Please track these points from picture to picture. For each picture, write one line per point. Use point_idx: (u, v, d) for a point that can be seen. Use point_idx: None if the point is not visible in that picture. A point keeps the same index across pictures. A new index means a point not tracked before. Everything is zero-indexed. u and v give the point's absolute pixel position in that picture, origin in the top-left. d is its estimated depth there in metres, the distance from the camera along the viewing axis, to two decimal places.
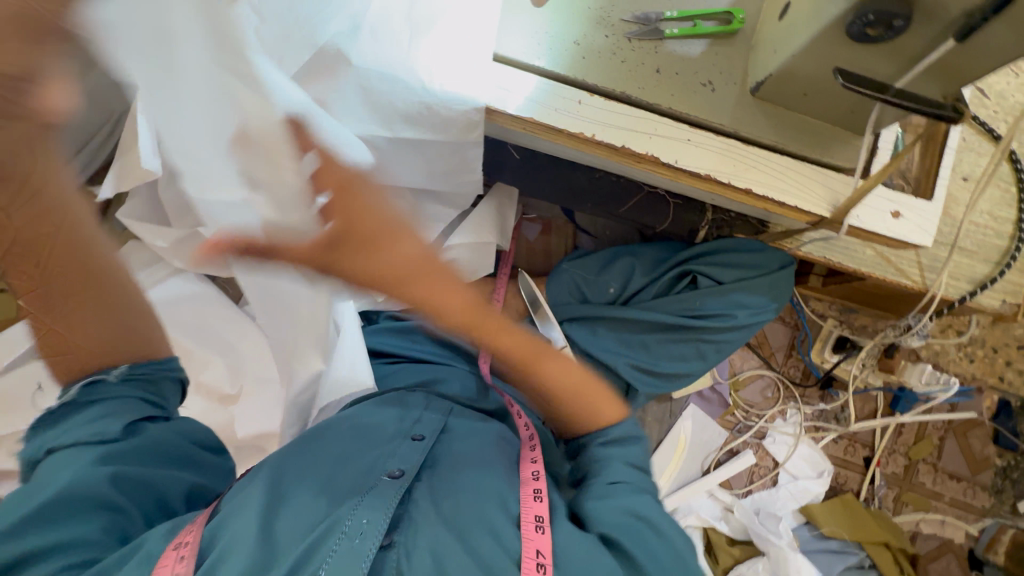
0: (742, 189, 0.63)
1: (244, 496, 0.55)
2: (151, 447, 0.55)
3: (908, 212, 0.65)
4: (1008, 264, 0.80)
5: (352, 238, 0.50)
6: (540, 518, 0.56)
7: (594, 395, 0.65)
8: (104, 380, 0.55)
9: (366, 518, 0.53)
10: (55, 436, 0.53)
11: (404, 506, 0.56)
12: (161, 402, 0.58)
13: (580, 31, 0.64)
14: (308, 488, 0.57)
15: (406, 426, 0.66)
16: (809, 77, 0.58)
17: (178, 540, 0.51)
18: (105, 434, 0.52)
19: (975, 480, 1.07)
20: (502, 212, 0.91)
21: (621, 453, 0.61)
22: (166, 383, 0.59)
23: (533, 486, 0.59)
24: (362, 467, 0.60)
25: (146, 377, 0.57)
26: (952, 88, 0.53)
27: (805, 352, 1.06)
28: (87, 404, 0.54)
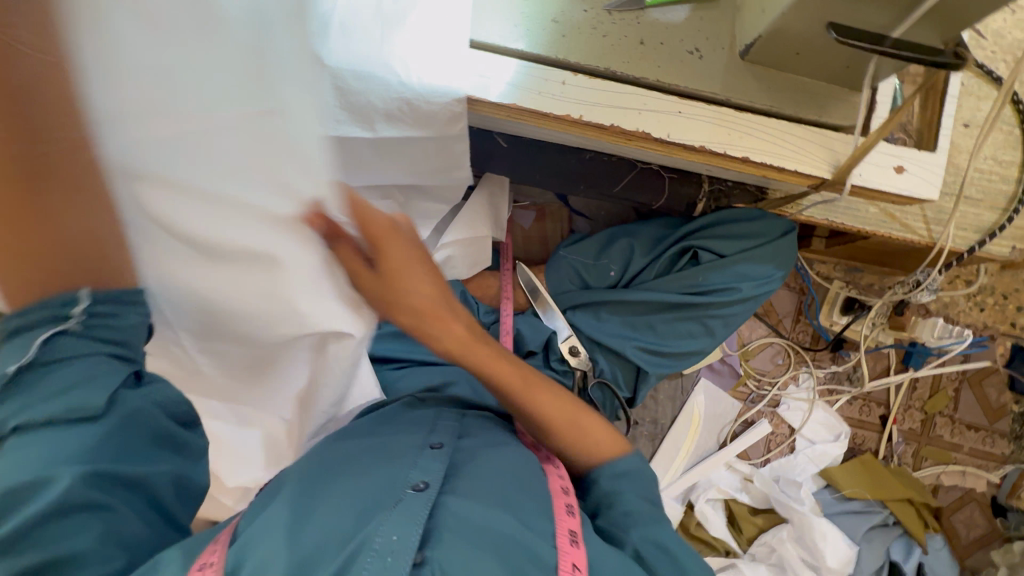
0: (738, 159, 0.62)
1: (259, 525, 0.52)
2: (126, 423, 0.49)
3: (911, 165, 0.62)
4: (1016, 210, 0.78)
5: (383, 257, 0.47)
6: (574, 531, 0.56)
7: (588, 422, 0.67)
8: (65, 333, 0.46)
9: (395, 535, 0.49)
10: (22, 411, 0.45)
11: (433, 517, 0.53)
12: (132, 356, 0.49)
13: (556, 8, 0.61)
14: (330, 505, 0.53)
15: (424, 437, 0.63)
16: (800, 35, 0.55)
17: (202, 562, 0.48)
18: (79, 411, 0.46)
19: (993, 429, 1.06)
20: (494, 203, 0.89)
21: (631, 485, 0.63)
22: (137, 335, 0.49)
23: (565, 501, 0.60)
24: (382, 481, 0.56)
25: (111, 326, 0.48)
26: (952, 32, 0.50)
27: (813, 315, 1.04)
28: (50, 368, 0.46)
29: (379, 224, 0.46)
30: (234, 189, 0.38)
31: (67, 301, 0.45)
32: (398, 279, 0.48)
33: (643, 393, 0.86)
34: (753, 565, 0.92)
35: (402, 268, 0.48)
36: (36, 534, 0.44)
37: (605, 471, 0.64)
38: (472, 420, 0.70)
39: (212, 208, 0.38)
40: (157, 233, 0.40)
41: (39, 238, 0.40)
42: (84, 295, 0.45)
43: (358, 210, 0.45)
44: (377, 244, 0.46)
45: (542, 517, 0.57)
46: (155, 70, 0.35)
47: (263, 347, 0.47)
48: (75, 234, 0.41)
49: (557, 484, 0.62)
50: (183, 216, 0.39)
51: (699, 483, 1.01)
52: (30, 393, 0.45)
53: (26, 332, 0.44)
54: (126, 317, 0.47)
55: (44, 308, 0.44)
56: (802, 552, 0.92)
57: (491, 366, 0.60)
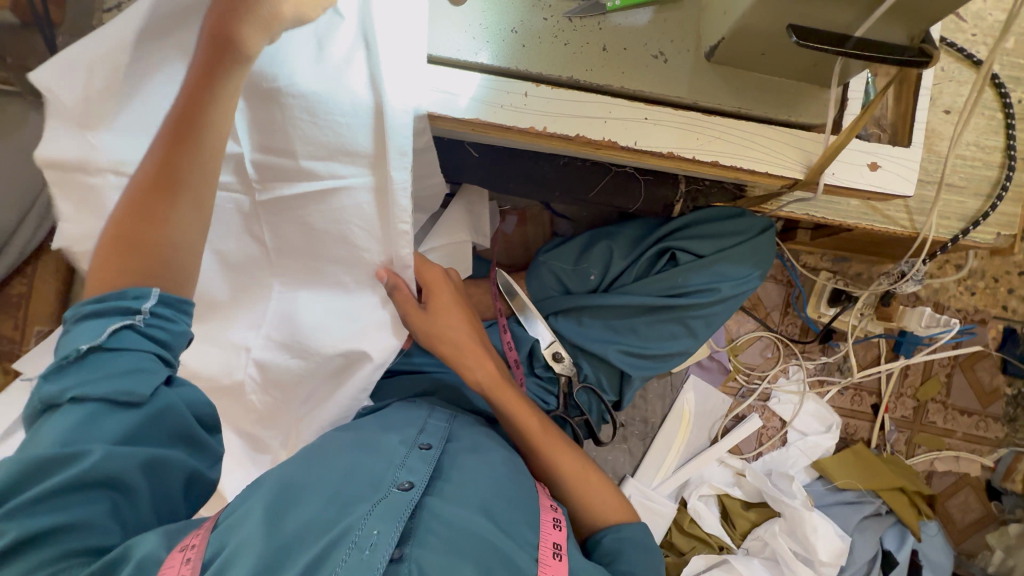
0: (707, 163, 0.60)
1: (242, 513, 0.53)
2: (160, 416, 0.48)
3: (886, 162, 0.61)
4: (999, 196, 0.77)
5: (432, 296, 0.70)
6: (558, 545, 0.59)
7: (593, 476, 0.72)
8: (130, 327, 0.47)
9: (377, 530, 0.51)
10: (78, 382, 0.45)
11: (416, 519, 0.55)
12: (173, 360, 0.50)
13: (516, 18, 0.60)
14: (316, 500, 0.55)
15: (413, 436, 0.65)
16: (764, 35, 0.54)
17: (184, 544, 0.48)
18: (131, 394, 0.46)
19: (986, 413, 1.06)
20: (474, 210, 0.87)
21: (633, 549, 0.66)
22: (182, 342, 0.51)
23: (552, 516, 0.63)
24: (369, 478, 0.57)
25: (163, 334, 0.49)
26: (917, 29, 0.49)
27: (801, 307, 1.04)
28: (112, 352, 0.46)
29: (433, 276, 0.71)
30: (349, 239, 0.65)
31: (138, 294, 0.48)
32: (440, 311, 0.70)
33: (629, 396, 0.85)
34: (746, 562, 0.93)
35: (441, 310, 0.70)
36: (46, 501, 0.43)
37: (606, 534, 0.68)
38: (461, 422, 0.71)
39: (342, 249, 0.66)
40: (295, 265, 0.68)
41: (146, 238, 0.49)
42: (156, 293, 0.49)
43: (418, 263, 0.71)
44: (430, 292, 0.70)
45: (523, 526, 0.58)
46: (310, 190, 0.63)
47: (323, 358, 0.68)
48: (167, 245, 0.49)
49: (547, 502, 0.65)
50: (314, 262, 0.68)
51: (692, 480, 1.01)
52: (92, 368, 0.46)
53: (102, 316, 0.47)
54: (179, 322, 0.50)
55: (119, 299, 0.47)
56: (794, 544, 0.93)
57: (513, 408, 0.72)
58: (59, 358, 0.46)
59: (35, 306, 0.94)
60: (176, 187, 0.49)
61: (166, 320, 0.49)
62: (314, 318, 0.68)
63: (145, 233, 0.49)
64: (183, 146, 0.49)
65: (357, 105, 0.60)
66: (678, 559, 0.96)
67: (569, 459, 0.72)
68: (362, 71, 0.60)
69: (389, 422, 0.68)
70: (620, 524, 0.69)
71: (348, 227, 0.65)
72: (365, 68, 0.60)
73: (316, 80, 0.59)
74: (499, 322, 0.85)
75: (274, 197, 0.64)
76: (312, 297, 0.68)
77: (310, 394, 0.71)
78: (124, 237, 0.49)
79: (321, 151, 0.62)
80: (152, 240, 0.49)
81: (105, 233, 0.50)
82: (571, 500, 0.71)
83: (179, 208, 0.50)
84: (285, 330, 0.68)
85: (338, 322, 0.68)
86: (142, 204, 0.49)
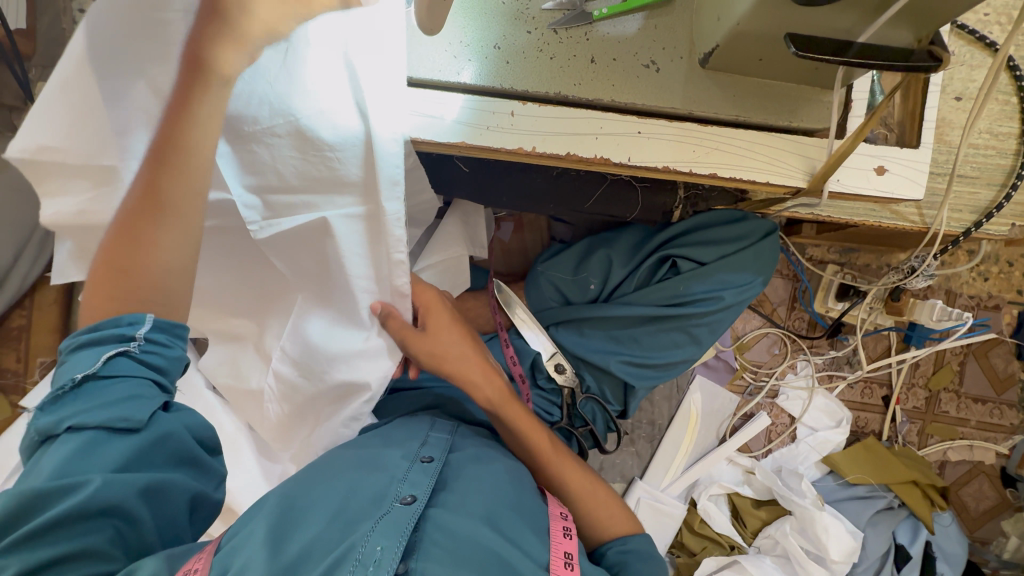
0: (705, 175, 0.58)
1: (245, 536, 0.53)
2: (160, 444, 0.47)
3: (894, 164, 0.58)
4: (1014, 185, 0.74)
5: (429, 317, 0.68)
6: (569, 555, 0.58)
7: (601, 492, 0.72)
8: (125, 353, 0.46)
9: (380, 545, 0.51)
10: (77, 410, 0.44)
11: (418, 533, 0.54)
12: (168, 386, 0.49)
13: (498, 33, 0.57)
14: (320, 517, 0.55)
15: (415, 449, 0.64)
16: (759, 41, 0.51)
17: (187, 568, 0.47)
18: (130, 419, 0.45)
19: (1000, 400, 1.04)
20: (469, 222, 0.84)
21: (641, 563, 0.66)
22: (178, 369, 0.50)
23: (562, 523, 0.62)
24: (371, 493, 0.57)
25: (159, 363, 0.48)
26: (925, 31, 0.45)
27: (808, 303, 1.01)
28: (108, 379, 0.45)
29: (429, 299, 0.69)
30: (344, 269, 0.63)
31: (133, 320, 0.46)
32: (437, 336, 0.68)
33: (633, 405, 0.84)
34: (757, 562, 0.92)
35: (439, 337, 0.68)
36: (48, 535, 0.42)
37: (613, 546, 0.68)
38: (463, 433, 0.71)
39: (337, 273, 0.64)
40: (304, 283, 0.68)
41: (133, 264, 0.47)
42: (151, 318, 0.47)
43: (414, 286, 0.69)
44: (426, 316, 0.68)
45: (530, 534, 0.58)
46: (306, 217, 0.62)
47: (328, 381, 0.69)
48: (157, 268, 0.48)
49: (556, 510, 0.64)
50: (322, 285, 0.67)
51: (700, 480, 1.01)
52: (86, 399, 0.45)
53: (97, 343, 0.46)
54: (174, 347, 0.49)
55: (114, 326, 0.46)
56: (804, 542, 0.92)
57: (523, 428, 0.70)
58: (56, 388, 0.45)
59: (38, 338, 0.94)
60: (167, 212, 0.47)
61: (161, 347, 0.48)
62: (321, 338, 0.67)
63: (136, 257, 0.47)
64: (178, 172, 0.47)
65: (343, 134, 0.58)
66: (690, 559, 0.97)
67: (576, 476, 0.71)
68: (344, 101, 0.56)
69: (393, 436, 0.67)
70: (627, 536, 0.69)
71: (343, 257, 0.62)
72: (351, 96, 0.56)
73: (301, 108, 0.56)
74: (501, 336, 0.83)
75: (276, 232, 0.63)
76: (320, 318, 0.68)
77: (325, 406, 0.73)
78: (115, 265, 0.47)
79: (315, 185, 0.61)
80: (143, 266, 0.47)
81: (95, 257, 0.49)
82: (577, 510, 0.70)
83: (169, 233, 0.48)
84: (299, 347, 0.69)
85: (340, 345, 0.67)
86: (130, 228, 0.47)
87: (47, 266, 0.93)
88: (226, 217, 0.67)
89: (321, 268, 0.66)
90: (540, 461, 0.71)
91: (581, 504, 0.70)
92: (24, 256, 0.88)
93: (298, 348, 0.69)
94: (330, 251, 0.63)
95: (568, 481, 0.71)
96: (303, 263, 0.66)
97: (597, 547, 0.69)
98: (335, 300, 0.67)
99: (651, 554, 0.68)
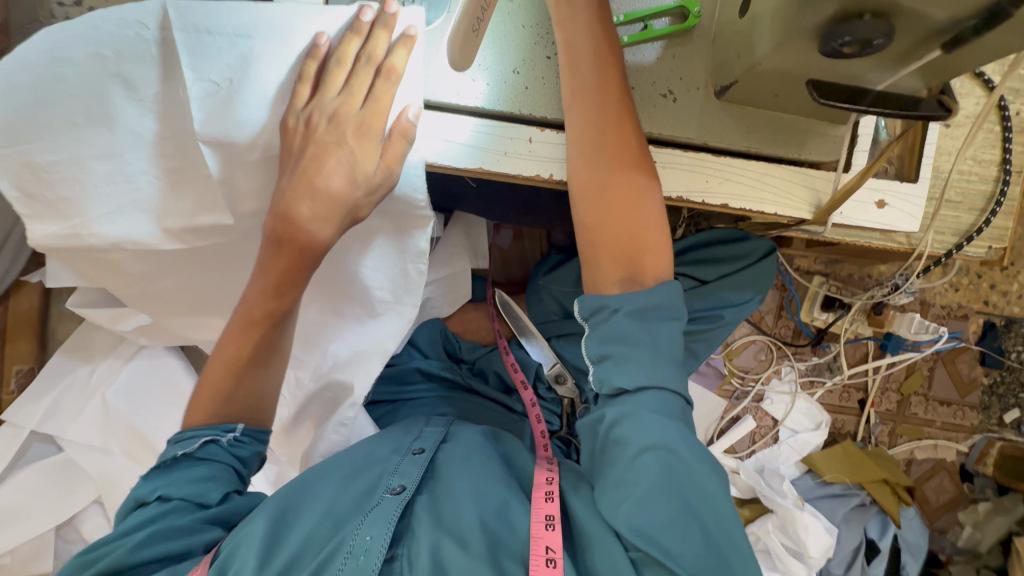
0: (717, 206, 0.59)
1: (247, 533, 0.53)
2: (222, 517, 0.57)
3: (893, 199, 0.61)
4: (994, 211, 0.78)
5: None
6: (551, 517, 0.55)
7: (629, 251, 0.51)
8: (217, 442, 0.58)
9: (369, 535, 0.53)
10: (166, 483, 0.55)
11: (405, 522, 0.57)
12: (243, 474, 0.60)
13: (518, 56, 0.57)
14: (313, 513, 0.57)
15: (406, 443, 0.66)
16: (781, 82, 0.51)
17: None
18: (204, 497, 0.55)
19: (964, 402, 1.11)
20: (472, 234, 0.83)
21: (648, 412, 0.48)
22: (254, 458, 0.61)
23: (546, 486, 0.58)
24: (362, 487, 0.60)
25: (241, 454, 0.59)
26: (936, 81, 0.46)
27: (794, 312, 1.05)
28: (195, 461, 0.57)
29: None
30: (363, 283, 0.66)
31: (225, 427, 0.59)
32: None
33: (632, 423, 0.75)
34: None
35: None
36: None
37: (621, 308, 0.50)
38: (458, 424, 0.71)
39: (354, 284, 0.67)
40: (312, 291, 0.69)
41: (249, 383, 0.60)
42: (241, 427, 0.60)
43: None
44: None
45: (519, 507, 0.58)
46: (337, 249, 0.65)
47: (343, 384, 0.72)
48: (264, 394, 0.62)
49: (541, 476, 0.60)
50: (333, 295, 0.69)
51: None
52: (177, 474, 0.55)
53: (194, 433, 0.58)
54: (255, 445, 0.61)
55: (210, 428, 0.58)
56: (785, 539, 0.96)
57: (605, 106, 0.51)
58: (156, 462, 0.56)
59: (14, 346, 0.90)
60: (268, 359, 0.61)
61: (245, 444, 0.60)
62: (338, 345, 0.71)
63: (247, 393, 0.60)
64: (275, 330, 0.60)
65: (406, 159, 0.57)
66: None
67: (627, 187, 0.51)
68: (431, 133, 0.57)
69: (388, 433, 0.69)
70: (628, 290, 0.51)
71: (363, 272, 0.65)
72: (432, 137, 0.57)
73: (421, 153, 0.57)
74: (501, 345, 0.81)
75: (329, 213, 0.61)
76: (330, 318, 0.71)
77: (329, 404, 0.75)
78: (221, 391, 0.59)
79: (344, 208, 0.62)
80: (243, 385, 0.60)
81: (211, 363, 0.61)
82: (578, 179, 0.53)
83: (271, 373, 0.62)
84: (316, 353, 0.72)
85: (355, 342, 0.70)
86: (233, 364, 0.59)
87: (30, 269, 0.88)
88: (225, 233, 0.64)
89: (340, 285, 0.68)
90: (608, 137, 0.51)
91: (600, 229, 0.52)
92: (3, 258, 0.82)
93: (316, 356, 0.72)
94: (356, 267, 0.66)
95: (608, 173, 0.51)
96: (322, 278, 0.68)
97: (598, 388, 0.52)
98: (347, 311, 0.69)
99: (664, 408, 0.48)
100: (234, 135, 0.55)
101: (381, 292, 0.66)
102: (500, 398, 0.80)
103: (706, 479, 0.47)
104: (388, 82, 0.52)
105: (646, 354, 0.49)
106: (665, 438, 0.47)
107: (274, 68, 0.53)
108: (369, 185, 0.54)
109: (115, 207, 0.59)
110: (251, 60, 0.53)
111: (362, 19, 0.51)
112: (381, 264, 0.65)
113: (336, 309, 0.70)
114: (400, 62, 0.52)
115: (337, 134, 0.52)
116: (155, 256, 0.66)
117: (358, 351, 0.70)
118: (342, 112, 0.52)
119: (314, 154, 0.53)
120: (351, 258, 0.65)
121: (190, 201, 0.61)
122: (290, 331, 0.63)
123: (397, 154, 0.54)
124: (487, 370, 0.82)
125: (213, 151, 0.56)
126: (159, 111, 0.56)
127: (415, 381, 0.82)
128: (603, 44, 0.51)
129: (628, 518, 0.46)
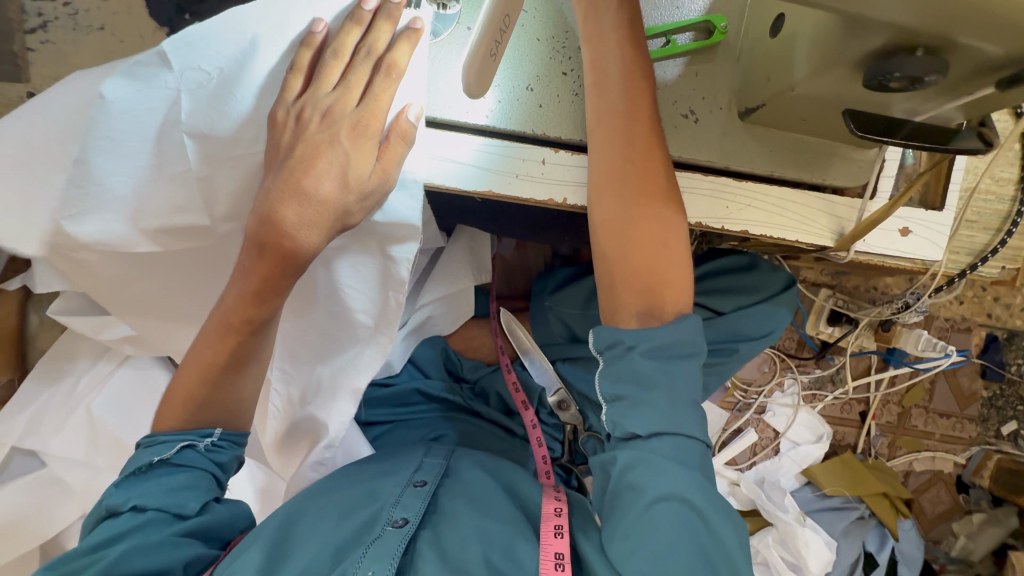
0: (737, 233, 0.56)
1: (239, 563, 0.51)
2: (204, 528, 0.54)
3: (918, 226, 0.58)
4: (1010, 232, 0.75)
5: None
6: (561, 556, 0.53)
7: (646, 286, 0.49)
8: (195, 447, 0.55)
9: (372, 571, 0.51)
10: (141, 493, 0.52)
11: (408, 558, 0.54)
12: (225, 480, 0.57)
13: (533, 73, 0.54)
14: (310, 547, 0.54)
15: (407, 473, 0.64)
16: (812, 107, 0.48)
17: None
18: (184, 507, 0.52)
19: (964, 415, 1.11)
20: (475, 248, 0.80)
21: (663, 457, 0.46)
22: (235, 461, 0.58)
23: (555, 521, 0.56)
24: (363, 518, 0.57)
25: (221, 459, 0.57)
26: (977, 114, 0.44)
27: (800, 324, 1.04)
28: (173, 468, 0.54)
29: None
30: (344, 303, 0.62)
31: (204, 431, 0.56)
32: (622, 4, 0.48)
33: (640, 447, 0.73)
34: None
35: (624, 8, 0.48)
36: None
37: (637, 347, 0.48)
38: (460, 454, 0.68)
39: (339, 307, 0.63)
40: (292, 305, 0.65)
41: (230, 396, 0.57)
42: (219, 431, 0.57)
43: None
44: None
45: (527, 544, 0.55)
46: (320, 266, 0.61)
47: (325, 416, 0.67)
48: (242, 398, 0.58)
49: (547, 508, 0.58)
50: (320, 315, 0.65)
51: None
52: (153, 482, 0.53)
53: (169, 438, 0.55)
54: (235, 447, 0.58)
55: (187, 433, 0.55)
56: (785, 553, 0.96)
57: (629, 130, 0.48)
58: (129, 470, 0.53)
59: None
60: (245, 364, 0.56)
61: (224, 448, 0.57)
62: (327, 371, 0.67)
63: (223, 397, 0.57)
64: (253, 336, 0.55)
65: (404, 175, 0.53)
66: None
67: (648, 217, 0.48)
68: (435, 152, 0.53)
69: (387, 461, 0.67)
70: (646, 325, 0.49)
71: (342, 290, 0.62)
72: (435, 157, 0.53)
73: (424, 172, 0.53)
74: (503, 365, 0.79)
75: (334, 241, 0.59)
76: (318, 341, 0.66)
77: (313, 433, 0.70)
78: (192, 399, 0.56)
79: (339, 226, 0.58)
80: (219, 400, 0.56)
81: (181, 372, 0.57)
82: (598, 204, 0.50)
83: (244, 377, 0.57)
84: (305, 376, 0.68)
85: (339, 371, 0.66)
86: (213, 379, 0.55)
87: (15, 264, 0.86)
88: (203, 240, 0.59)
89: (327, 304, 0.64)
90: (632, 163, 0.48)
91: (619, 259, 0.49)
92: None
93: (304, 379, 0.68)
94: (343, 286, 0.62)
95: (629, 201, 0.48)
96: (308, 292, 0.64)
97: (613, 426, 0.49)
98: (337, 334, 0.65)
99: (678, 450, 0.47)
100: (216, 125, 0.52)
101: (366, 316, 0.63)
102: (501, 420, 0.78)
103: (721, 528, 0.45)
104: (389, 79, 0.48)
105: (663, 398, 0.47)
106: (681, 483, 0.46)
107: (266, 56, 0.50)
108: (361, 190, 0.50)
109: (86, 210, 0.55)
110: (238, 59, 0.50)
111: (364, 7, 0.47)
112: (369, 286, 0.61)
113: (325, 332, 0.66)
114: (403, 56, 0.48)
115: (331, 131, 0.48)
116: (139, 268, 0.62)
117: (341, 381, 0.66)
118: (337, 109, 0.48)
119: (302, 167, 0.48)
120: (340, 281, 0.61)
121: (165, 201, 0.56)
122: (268, 342, 0.58)
123: (394, 158, 0.50)
124: (489, 391, 0.80)
125: (195, 143, 0.53)
126: (138, 110, 0.52)
127: (417, 403, 0.80)
128: (634, 62, 0.48)
129: (641, 569, 0.44)
